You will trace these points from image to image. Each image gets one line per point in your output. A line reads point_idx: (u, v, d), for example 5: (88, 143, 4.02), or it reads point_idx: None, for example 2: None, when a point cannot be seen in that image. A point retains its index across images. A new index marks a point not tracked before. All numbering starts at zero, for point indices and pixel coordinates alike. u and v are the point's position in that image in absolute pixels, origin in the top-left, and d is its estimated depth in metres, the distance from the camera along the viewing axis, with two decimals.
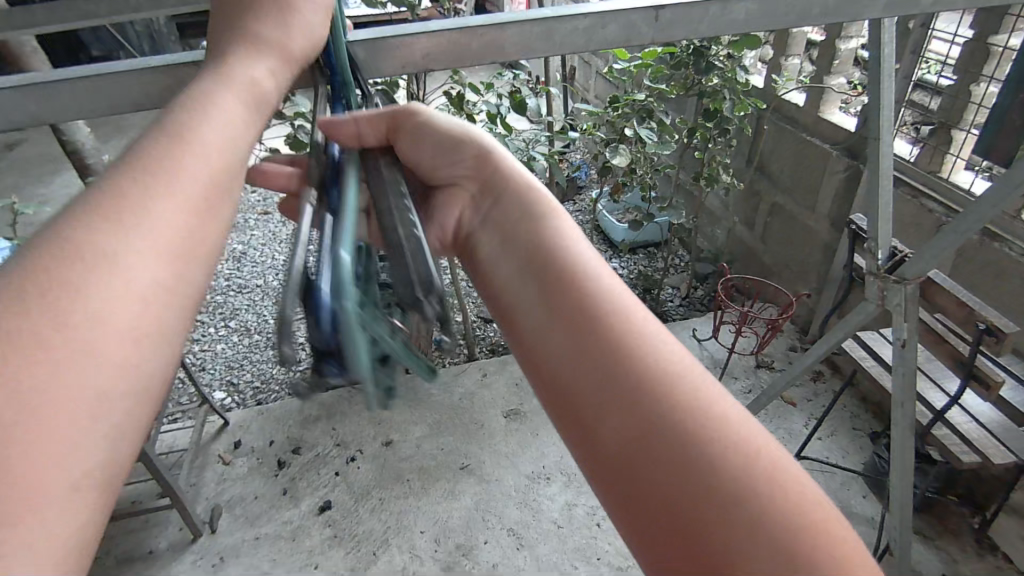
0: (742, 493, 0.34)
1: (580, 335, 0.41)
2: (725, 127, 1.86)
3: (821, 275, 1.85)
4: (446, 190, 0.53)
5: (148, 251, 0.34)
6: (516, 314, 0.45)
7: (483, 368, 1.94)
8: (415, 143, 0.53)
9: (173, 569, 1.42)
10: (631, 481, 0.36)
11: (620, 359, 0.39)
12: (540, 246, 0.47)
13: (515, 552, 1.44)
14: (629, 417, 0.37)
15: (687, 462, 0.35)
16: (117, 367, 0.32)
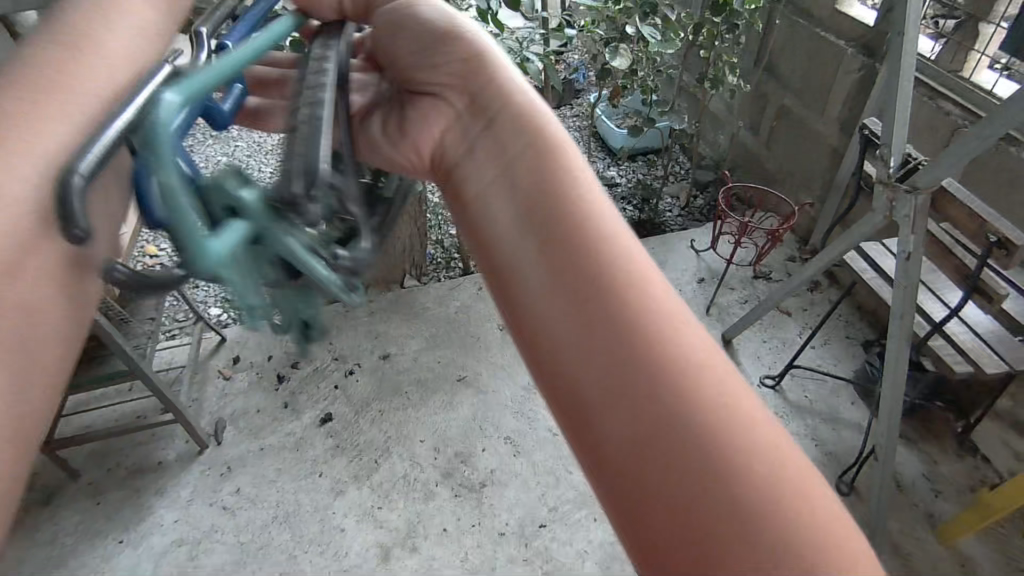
0: (740, 491, 0.35)
1: (587, 321, 0.41)
2: (733, 22, 1.73)
3: (825, 182, 1.79)
4: (431, 103, 0.56)
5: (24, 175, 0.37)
6: (522, 283, 0.44)
7: (478, 282, 1.91)
8: (397, 29, 0.57)
9: (182, 479, 1.48)
10: (620, 458, 0.37)
11: (620, 329, 0.40)
12: (543, 192, 0.47)
13: (512, 458, 1.50)
14: (627, 389, 0.38)
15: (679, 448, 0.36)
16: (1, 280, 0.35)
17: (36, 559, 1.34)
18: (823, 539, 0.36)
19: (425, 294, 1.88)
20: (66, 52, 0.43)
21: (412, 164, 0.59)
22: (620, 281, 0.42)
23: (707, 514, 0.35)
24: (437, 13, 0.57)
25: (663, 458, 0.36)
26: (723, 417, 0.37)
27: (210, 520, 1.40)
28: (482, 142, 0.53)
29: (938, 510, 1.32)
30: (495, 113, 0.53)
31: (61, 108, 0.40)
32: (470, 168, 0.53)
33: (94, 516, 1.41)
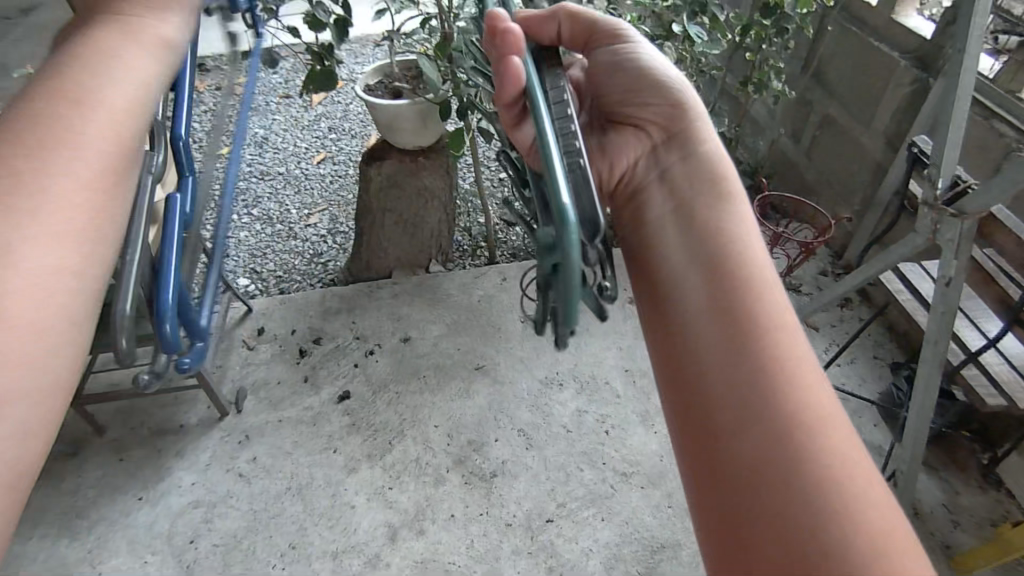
0: (812, 481, 0.42)
1: (730, 342, 0.48)
2: (783, 26, 1.69)
3: (866, 197, 1.75)
4: (635, 134, 0.65)
5: (38, 238, 0.46)
6: (673, 305, 0.52)
7: (502, 272, 1.90)
8: (616, 77, 0.67)
9: (202, 443, 1.51)
10: (718, 438, 0.45)
11: (740, 328, 0.48)
12: (687, 214, 0.56)
13: (524, 451, 1.50)
14: (745, 391, 0.45)
15: (766, 426, 0.44)
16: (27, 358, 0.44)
17: (60, 508, 1.39)
18: (875, 541, 0.40)
19: (449, 281, 1.88)
20: (49, 127, 0.50)
21: (601, 178, 0.64)
22: (765, 322, 0.48)
23: (777, 497, 0.42)
24: (655, 70, 0.66)
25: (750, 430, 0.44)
26: (836, 460, 0.43)
27: (226, 485, 1.44)
28: (673, 175, 0.60)
29: (955, 541, 1.29)
30: (685, 154, 0.61)
31: (63, 174, 0.49)
32: (651, 195, 0.60)
33: (116, 472, 1.45)
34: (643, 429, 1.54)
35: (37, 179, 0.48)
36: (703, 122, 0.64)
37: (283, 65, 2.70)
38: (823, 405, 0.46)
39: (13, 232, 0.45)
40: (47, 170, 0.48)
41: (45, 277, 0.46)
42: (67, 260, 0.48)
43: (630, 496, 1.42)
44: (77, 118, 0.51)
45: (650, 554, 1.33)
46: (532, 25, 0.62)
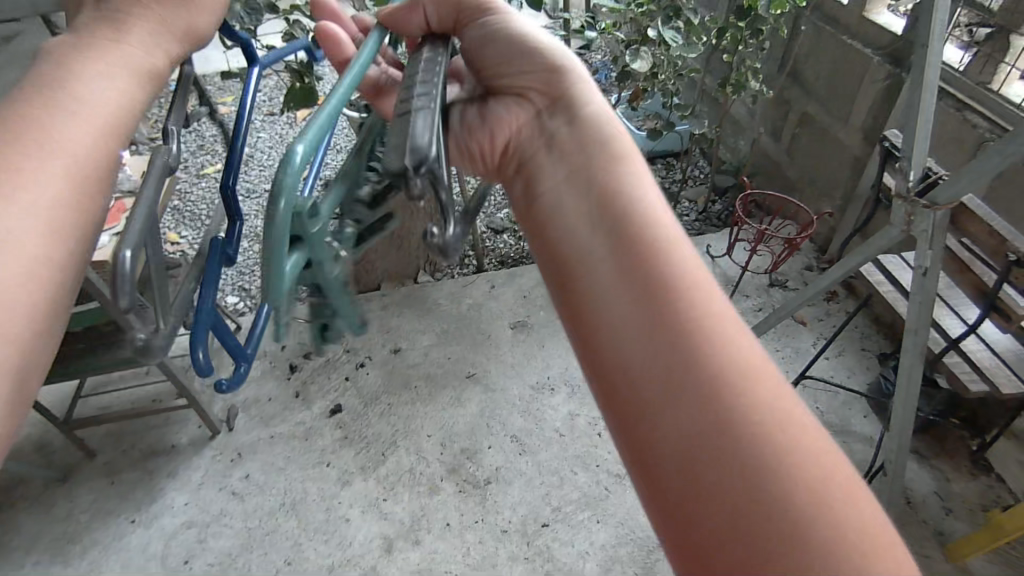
0: (756, 455, 0.39)
1: (645, 316, 0.45)
2: (758, 27, 1.71)
3: (846, 192, 1.77)
4: (515, 100, 0.63)
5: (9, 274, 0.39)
6: (585, 281, 0.48)
7: (491, 279, 1.91)
8: (486, 45, 0.65)
9: (194, 463, 1.51)
10: (647, 426, 0.42)
11: (655, 297, 0.45)
12: (591, 179, 0.54)
13: (517, 457, 1.50)
14: (667, 369, 0.42)
15: (693, 397, 0.41)
16: None
17: (52, 534, 1.38)
18: (821, 497, 0.39)
19: (438, 290, 1.88)
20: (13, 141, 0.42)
21: (485, 153, 0.63)
22: (680, 287, 0.46)
23: (721, 483, 0.39)
24: (526, 34, 0.64)
25: (675, 406, 0.41)
26: (775, 423, 0.40)
27: (220, 504, 1.43)
28: (560, 139, 0.59)
29: (947, 528, 1.30)
30: (571, 118, 0.59)
31: (31, 187, 0.41)
32: (544, 166, 0.58)
33: (108, 494, 1.44)
34: None
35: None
36: (589, 81, 0.63)
37: (265, 81, 2.71)
38: (750, 363, 0.43)
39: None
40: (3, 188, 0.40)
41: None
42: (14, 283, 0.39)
43: (625, 498, 1.42)
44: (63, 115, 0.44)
45: (646, 555, 1.33)
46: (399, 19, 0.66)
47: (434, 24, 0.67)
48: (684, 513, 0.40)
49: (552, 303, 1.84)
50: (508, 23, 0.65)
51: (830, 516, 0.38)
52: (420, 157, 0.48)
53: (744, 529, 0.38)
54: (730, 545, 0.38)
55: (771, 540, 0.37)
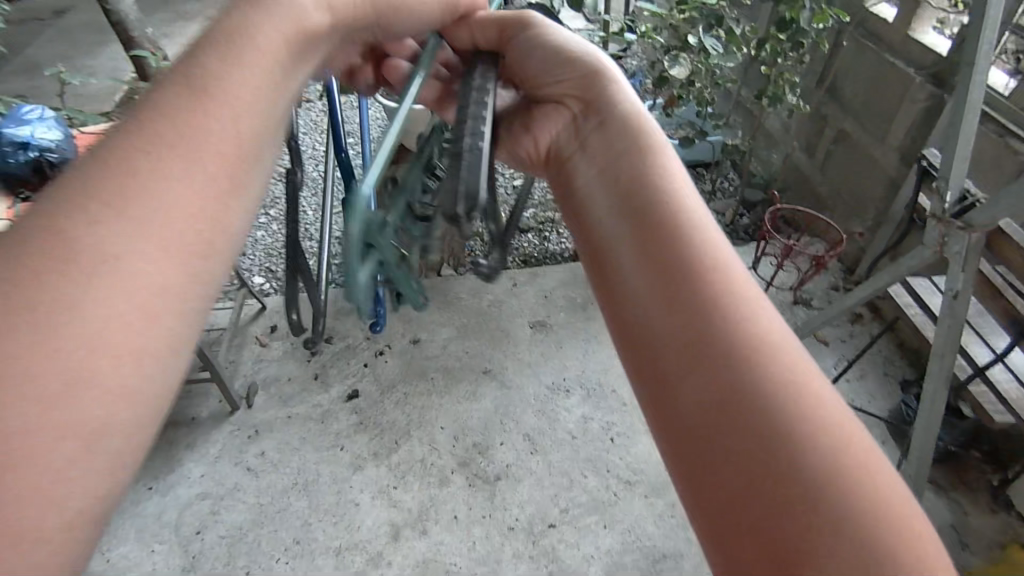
0: (782, 436, 0.37)
1: (673, 298, 0.44)
2: (800, 41, 1.69)
3: (879, 212, 1.74)
4: (553, 105, 0.63)
5: (169, 221, 0.37)
6: (619, 266, 0.48)
7: (513, 278, 1.92)
8: (525, 53, 0.65)
9: (213, 436, 1.54)
10: (671, 405, 0.41)
11: (677, 273, 0.44)
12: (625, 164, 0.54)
13: (529, 456, 1.51)
14: (693, 348, 0.41)
15: (708, 365, 0.40)
16: (120, 378, 0.34)
17: None
18: (851, 491, 0.35)
19: (461, 285, 1.90)
20: (196, 90, 0.42)
21: (529, 154, 0.67)
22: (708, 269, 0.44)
23: (739, 457, 0.37)
24: (567, 39, 0.64)
25: (693, 372, 0.40)
26: (804, 406, 0.38)
27: (235, 478, 1.46)
28: (593, 135, 0.59)
29: (962, 562, 1.27)
30: (607, 114, 0.59)
31: (201, 144, 0.40)
32: (580, 162, 0.59)
33: None
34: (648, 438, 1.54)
35: (166, 153, 0.39)
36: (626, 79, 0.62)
37: None
38: (779, 346, 0.41)
39: (114, 245, 0.35)
40: (179, 134, 0.40)
41: (158, 281, 0.36)
42: (174, 271, 0.37)
43: (633, 504, 1.42)
44: (206, 110, 0.41)
45: (651, 563, 1.33)
46: (450, 31, 0.70)
47: (482, 46, 0.69)
48: (704, 492, 0.38)
49: (573, 306, 1.84)
50: (546, 29, 0.65)
51: (863, 513, 0.35)
52: (472, 201, 0.50)
53: (762, 507, 0.36)
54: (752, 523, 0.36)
55: (790, 517, 0.35)
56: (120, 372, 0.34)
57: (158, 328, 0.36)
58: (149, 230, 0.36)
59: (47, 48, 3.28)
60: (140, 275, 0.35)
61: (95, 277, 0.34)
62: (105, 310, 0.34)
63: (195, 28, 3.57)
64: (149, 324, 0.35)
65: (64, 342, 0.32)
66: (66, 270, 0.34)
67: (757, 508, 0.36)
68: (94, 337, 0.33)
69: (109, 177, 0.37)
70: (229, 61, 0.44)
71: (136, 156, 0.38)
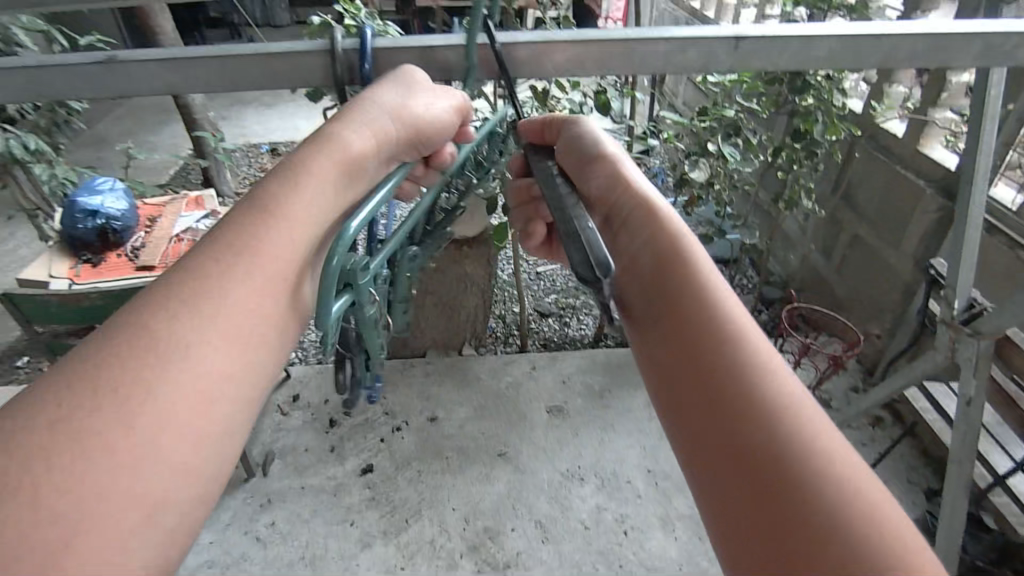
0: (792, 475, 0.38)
1: (687, 357, 0.46)
2: (813, 150, 1.80)
3: (897, 316, 1.77)
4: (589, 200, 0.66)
5: (228, 322, 0.45)
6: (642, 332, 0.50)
7: (532, 361, 1.95)
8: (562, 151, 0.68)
9: (225, 503, 1.55)
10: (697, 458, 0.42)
11: (687, 331, 0.47)
12: (638, 226, 0.57)
13: (540, 544, 1.47)
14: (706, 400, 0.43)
15: (719, 419, 0.42)
16: (175, 460, 0.39)
17: None
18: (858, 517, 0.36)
19: (481, 365, 1.93)
20: (259, 217, 0.50)
21: None
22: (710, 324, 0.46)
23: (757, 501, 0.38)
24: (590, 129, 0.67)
25: (709, 418, 0.42)
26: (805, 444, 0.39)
27: (243, 548, 1.45)
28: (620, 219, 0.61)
29: None
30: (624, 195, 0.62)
31: (260, 259, 0.48)
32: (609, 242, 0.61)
33: None
34: (663, 534, 1.50)
35: (231, 265, 0.47)
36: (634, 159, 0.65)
37: None
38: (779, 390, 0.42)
39: (184, 338, 0.43)
40: (242, 251, 0.48)
41: (216, 370, 0.43)
42: (233, 365, 0.44)
43: None
44: (265, 228, 0.49)
45: None
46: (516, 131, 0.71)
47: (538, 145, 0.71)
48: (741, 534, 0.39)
49: (590, 393, 1.85)
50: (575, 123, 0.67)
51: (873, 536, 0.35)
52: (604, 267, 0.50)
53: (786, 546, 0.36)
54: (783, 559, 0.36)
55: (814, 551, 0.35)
56: (176, 454, 0.39)
57: (209, 414, 0.41)
58: (217, 327, 0.44)
59: (117, 125, 3.60)
60: (207, 368, 0.42)
61: (169, 361, 0.41)
62: (170, 396, 0.40)
63: (251, 114, 3.89)
64: (201, 408, 0.41)
65: (127, 426, 0.38)
66: (148, 356, 0.41)
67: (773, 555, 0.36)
68: (157, 420, 0.39)
69: (187, 283, 0.45)
70: (284, 194, 0.52)
71: (208, 268, 0.46)
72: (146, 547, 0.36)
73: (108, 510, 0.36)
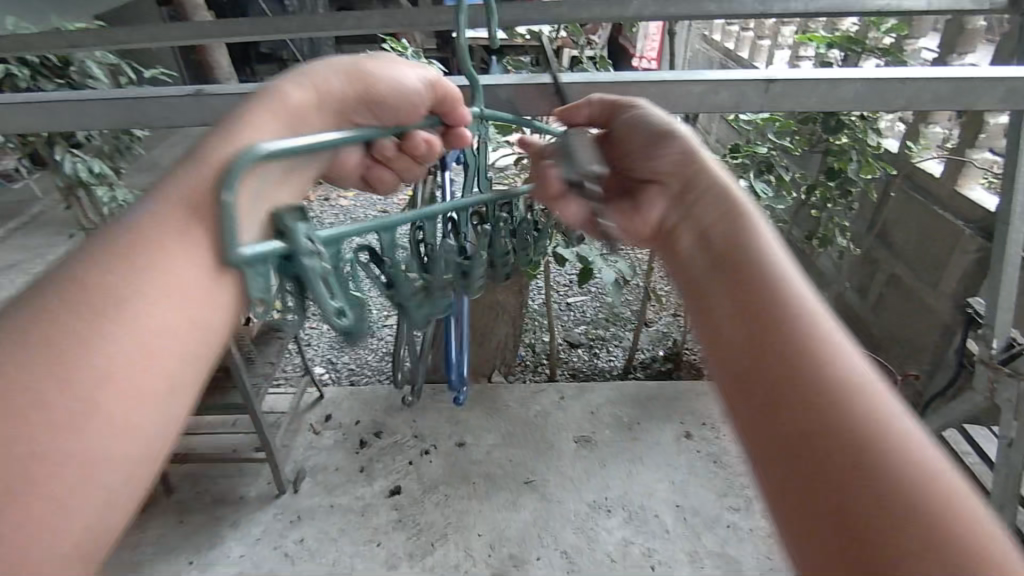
0: (877, 462, 0.33)
1: (755, 325, 0.40)
2: (847, 188, 1.80)
3: (935, 357, 1.74)
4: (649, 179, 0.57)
5: (171, 274, 0.40)
6: (702, 298, 0.44)
7: (561, 390, 1.96)
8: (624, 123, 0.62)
9: (257, 518, 1.58)
10: (759, 428, 0.37)
11: (756, 297, 0.41)
12: (713, 214, 0.49)
13: (564, 575, 1.46)
14: (770, 366, 0.38)
15: (786, 394, 0.36)
16: (117, 435, 0.36)
17: (118, 560, 1.49)
18: (937, 516, 0.31)
19: (510, 393, 1.95)
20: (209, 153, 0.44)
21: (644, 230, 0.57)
22: (778, 291, 0.41)
23: (824, 486, 0.33)
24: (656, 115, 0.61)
25: (779, 397, 0.36)
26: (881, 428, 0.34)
27: (271, 563, 1.48)
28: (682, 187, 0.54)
29: None
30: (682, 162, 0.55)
31: (201, 200, 0.42)
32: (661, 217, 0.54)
33: (176, 533, 1.55)
34: (690, 571, 1.47)
35: (173, 210, 0.41)
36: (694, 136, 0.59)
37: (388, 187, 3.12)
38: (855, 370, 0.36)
39: (117, 299, 0.38)
40: (187, 191, 0.42)
41: (160, 331, 0.39)
42: (175, 324, 0.39)
43: None
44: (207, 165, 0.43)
45: None
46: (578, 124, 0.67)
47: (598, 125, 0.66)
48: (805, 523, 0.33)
49: (619, 424, 1.84)
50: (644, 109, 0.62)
51: (952, 537, 0.30)
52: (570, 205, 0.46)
53: (846, 535, 0.31)
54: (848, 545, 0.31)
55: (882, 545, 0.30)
56: (114, 430, 0.36)
57: (153, 385, 0.38)
58: (157, 280, 0.39)
59: (172, 152, 3.80)
60: (135, 332, 0.38)
61: (101, 323, 0.37)
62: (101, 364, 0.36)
63: None
64: (138, 378, 0.37)
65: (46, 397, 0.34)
66: (71, 330, 0.36)
67: (835, 547, 0.32)
68: (88, 388, 0.35)
69: (121, 238, 0.40)
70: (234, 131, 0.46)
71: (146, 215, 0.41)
72: (85, 522, 0.35)
73: (55, 510, 0.34)
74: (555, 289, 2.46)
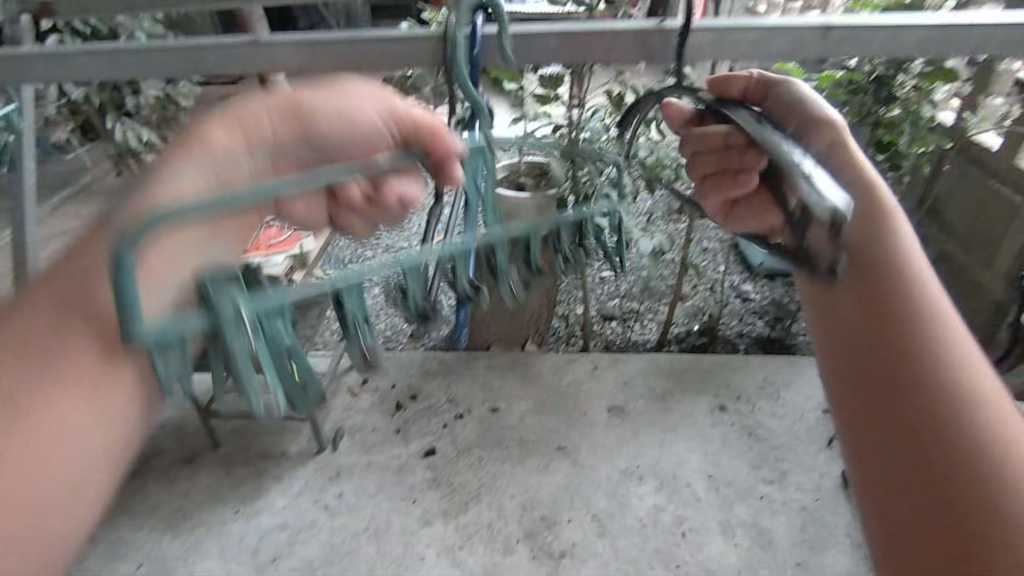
0: (959, 446, 0.51)
1: (885, 337, 0.57)
2: (898, 163, 1.74)
3: (984, 337, 1.70)
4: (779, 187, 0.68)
5: (67, 384, 0.49)
6: (855, 309, 0.61)
7: (594, 360, 1.96)
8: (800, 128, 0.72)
9: (299, 472, 1.64)
10: (882, 408, 0.56)
11: (893, 317, 0.58)
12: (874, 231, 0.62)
13: (596, 538, 1.49)
14: (893, 370, 0.56)
15: (902, 385, 0.55)
16: (54, 496, 0.50)
17: (168, 507, 1.57)
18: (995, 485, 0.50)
19: (543, 362, 1.97)
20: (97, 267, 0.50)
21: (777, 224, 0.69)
22: (916, 318, 0.57)
23: (926, 454, 0.52)
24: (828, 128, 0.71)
25: (895, 391, 0.55)
26: (967, 426, 0.52)
27: (312, 515, 1.54)
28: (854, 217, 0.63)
29: None
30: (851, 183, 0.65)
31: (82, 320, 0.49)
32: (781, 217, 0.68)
33: (222, 484, 1.62)
34: (721, 540, 1.48)
35: (59, 327, 0.49)
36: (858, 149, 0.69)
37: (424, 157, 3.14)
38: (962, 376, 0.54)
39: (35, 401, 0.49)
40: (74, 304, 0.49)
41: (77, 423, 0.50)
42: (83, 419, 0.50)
43: None
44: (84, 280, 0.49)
45: None
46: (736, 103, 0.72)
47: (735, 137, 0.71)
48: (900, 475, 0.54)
49: (652, 395, 1.85)
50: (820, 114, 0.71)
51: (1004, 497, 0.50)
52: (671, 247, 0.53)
53: (929, 485, 0.52)
54: (936, 498, 0.51)
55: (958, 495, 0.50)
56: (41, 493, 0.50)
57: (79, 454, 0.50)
58: (77, 390, 0.49)
59: None
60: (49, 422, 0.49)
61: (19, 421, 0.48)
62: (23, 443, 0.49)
63: None
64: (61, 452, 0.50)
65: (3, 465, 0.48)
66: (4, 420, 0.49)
67: (927, 496, 0.52)
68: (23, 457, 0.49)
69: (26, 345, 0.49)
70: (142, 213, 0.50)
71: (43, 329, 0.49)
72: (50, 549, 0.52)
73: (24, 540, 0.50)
74: (589, 262, 2.45)
